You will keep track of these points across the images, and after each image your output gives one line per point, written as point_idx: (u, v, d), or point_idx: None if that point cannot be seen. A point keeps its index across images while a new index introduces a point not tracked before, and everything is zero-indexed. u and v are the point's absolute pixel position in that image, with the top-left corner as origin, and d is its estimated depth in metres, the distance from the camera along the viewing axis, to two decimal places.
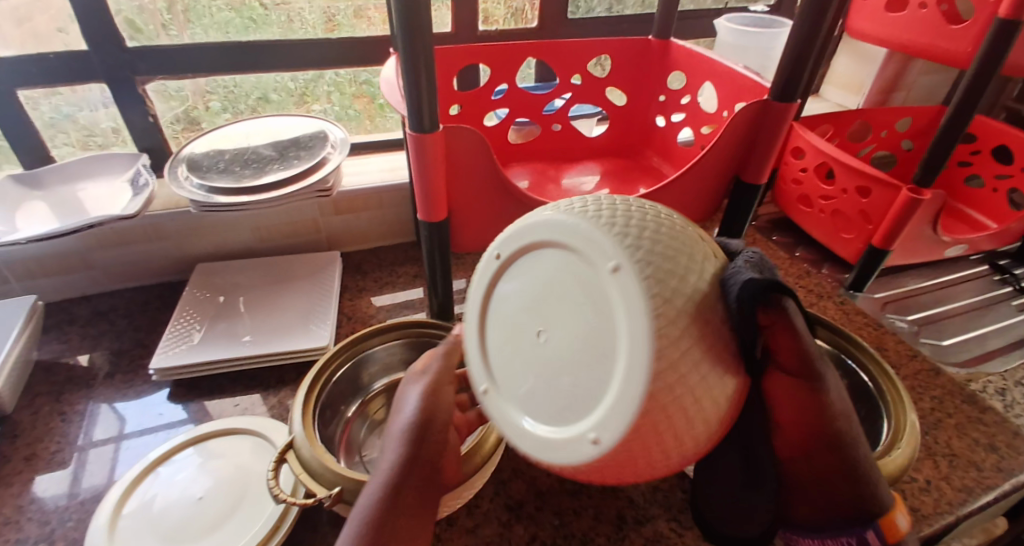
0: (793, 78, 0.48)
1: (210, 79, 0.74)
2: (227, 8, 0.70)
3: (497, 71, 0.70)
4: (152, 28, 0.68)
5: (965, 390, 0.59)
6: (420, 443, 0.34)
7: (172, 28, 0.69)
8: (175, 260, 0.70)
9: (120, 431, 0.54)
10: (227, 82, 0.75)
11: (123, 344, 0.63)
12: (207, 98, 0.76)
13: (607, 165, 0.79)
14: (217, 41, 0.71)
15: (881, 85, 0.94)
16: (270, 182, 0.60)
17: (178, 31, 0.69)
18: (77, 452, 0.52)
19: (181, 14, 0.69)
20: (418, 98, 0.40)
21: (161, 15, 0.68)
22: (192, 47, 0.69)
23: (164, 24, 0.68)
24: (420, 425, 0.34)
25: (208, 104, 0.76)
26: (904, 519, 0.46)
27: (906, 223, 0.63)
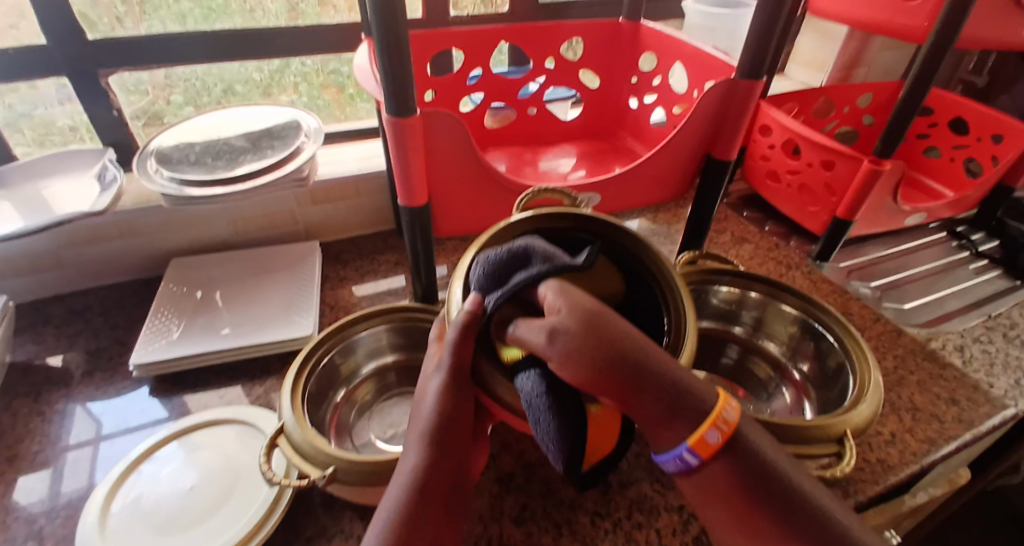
0: (760, 56, 0.49)
1: (167, 72, 0.72)
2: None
3: (471, 56, 0.70)
4: (107, 22, 0.66)
5: (926, 349, 0.63)
6: (445, 447, 0.30)
7: (127, 21, 0.67)
8: (148, 257, 0.69)
9: (97, 434, 0.53)
10: (188, 75, 0.74)
11: (101, 342, 0.62)
12: (167, 91, 0.74)
13: (582, 147, 0.80)
14: (179, 32, 0.69)
15: (843, 62, 0.97)
16: (243, 173, 0.59)
17: (133, 24, 0.67)
18: (54, 455, 0.51)
19: (136, 6, 0.67)
20: (395, 84, 0.41)
21: (115, 9, 0.66)
22: (151, 38, 0.67)
23: (119, 17, 0.66)
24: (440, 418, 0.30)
25: (169, 98, 0.75)
26: (872, 470, 0.49)
27: (868, 195, 0.66)
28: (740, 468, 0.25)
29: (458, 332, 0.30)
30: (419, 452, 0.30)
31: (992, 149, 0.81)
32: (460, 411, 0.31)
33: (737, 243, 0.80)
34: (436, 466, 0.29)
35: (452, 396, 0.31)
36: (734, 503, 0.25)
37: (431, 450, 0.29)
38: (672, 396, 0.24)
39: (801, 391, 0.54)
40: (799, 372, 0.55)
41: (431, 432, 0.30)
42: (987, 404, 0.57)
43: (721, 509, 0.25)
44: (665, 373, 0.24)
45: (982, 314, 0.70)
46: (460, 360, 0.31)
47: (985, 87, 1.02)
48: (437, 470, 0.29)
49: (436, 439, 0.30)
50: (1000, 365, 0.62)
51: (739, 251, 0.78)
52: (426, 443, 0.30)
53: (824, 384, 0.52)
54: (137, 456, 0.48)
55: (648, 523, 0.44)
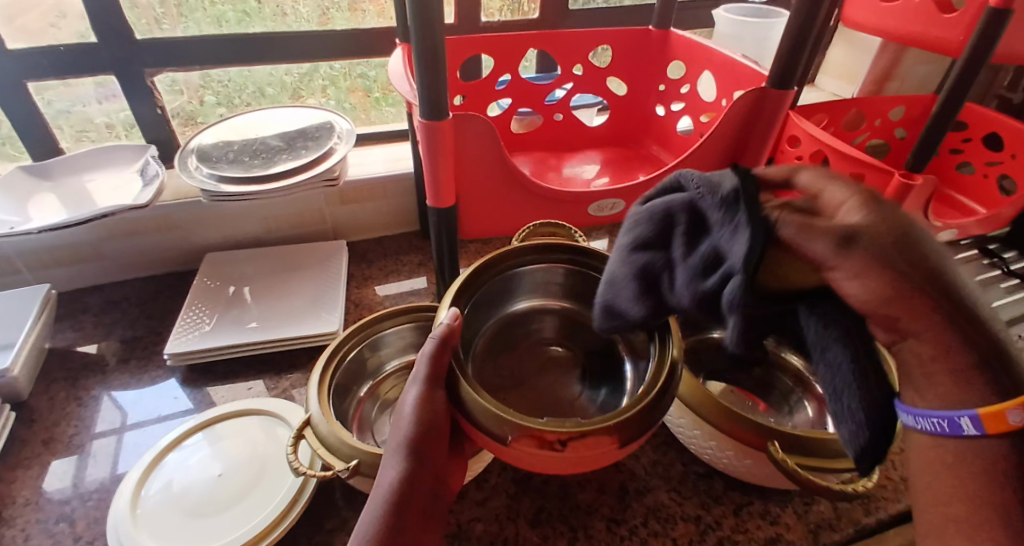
0: (790, 67, 0.49)
1: (203, 74, 0.75)
2: (222, 1, 0.71)
3: (500, 62, 0.71)
4: (144, 23, 0.68)
5: None
6: (418, 456, 0.34)
7: (164, 22, 0.69)
8: (183, 251, 0.71)
9: (123, 424, 0.55)
10: (227, 77, 0.77)
11: (135, 332, 0.64)
12: (200, 93, 0.77)
13: (607, 154, 0.80)
14: (211, 35, 0.71)
15: (874, 74, 0.96)
16: (277, 172, 0.61)
17: (170, 25, 0.70)
18: (82, 442, 0.53)
19: (173, 8, 0.69)
20: (429, 88, 0.42)
21: (153, 10, 0.68)
22: (183, 39, 0.70)
23: (157, 18, 0.69)
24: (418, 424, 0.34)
25: (202, 99, 0.77)
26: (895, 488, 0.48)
27: (898, 209, 0.65)
28: (1018, 456, 0.24)
29: (434, 346, 0.35)
30: (397, 461, 0.33)
31: None
32: (437, 420, 0.34)
33: None
34: (412, 475, 0.33)
35: (429, 406, 0.34)
36: (980, 486, 0.25)
37: (407, 460, 0.33)
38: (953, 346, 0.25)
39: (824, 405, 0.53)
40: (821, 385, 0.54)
41: (410, 440, 0.34)
42: None
43: (948, 483, 0.26)
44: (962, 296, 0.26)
45: (1014, 336, 0.69)
46: (434, 371, 0.35)
47: (1022, 102, 0.99)
48: (411, 477, 0.33)
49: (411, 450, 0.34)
50: None
51: None
52: (404, 452, 0.33)
53: None
54: (167, 443, 0.50)
55: (664, 531, 0.44)
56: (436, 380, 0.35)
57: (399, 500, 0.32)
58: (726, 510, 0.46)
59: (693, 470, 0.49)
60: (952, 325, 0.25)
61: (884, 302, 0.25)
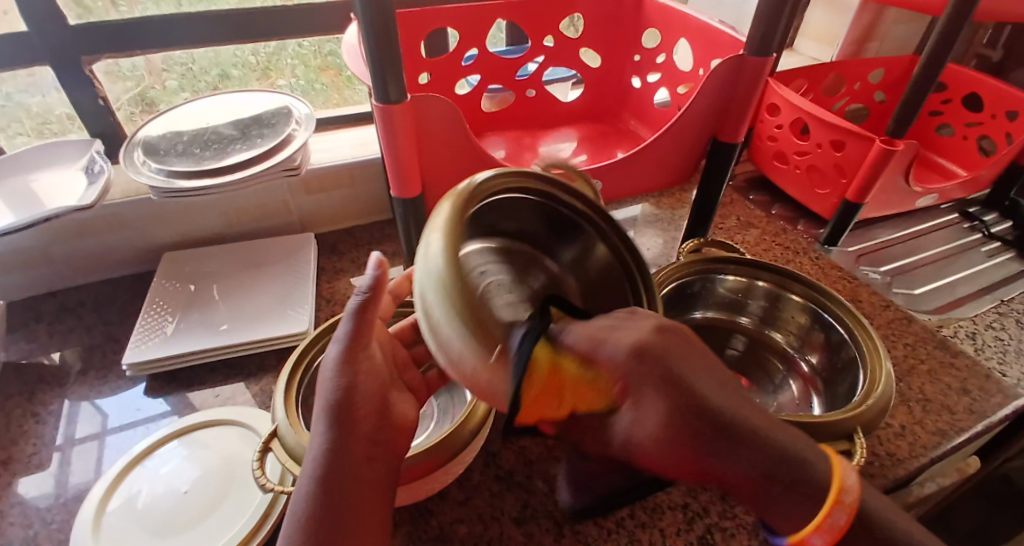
0: (769, 33, 0.47)
1: (165, 56, 0.71)
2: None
3: (465, 36, 0.67)
4: (100, 5, 0.64)
5: (937, 336, 0.61)
6: (342, 428, 0.32)
7: (122, 3, 0.65)
8: (140, 250, 0.67)
9: (104, 427, 0.52)
10: (184, 60, 0.72)
11: (94, 339, 0.61)
12: (163, 76, 0.72)
13: (583, 130, 0.77)
14: (169, 12, 0.67)
15: (855, 36, 0.93)
16: (232, 164, 0.57)
17: (127, 7, 0.66)
18: (60, 453, 0.51)
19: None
20: (383, 67, 0.39)
21: None
22: (143, 20, 0.65)
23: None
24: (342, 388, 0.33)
25: (164, 83, 0.73)
26: (881, 464, 0.48)
27: (878, 177, 0.63)
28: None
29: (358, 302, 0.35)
30: (323, 432, 0.32)
31: (1007, 126, 0.78)
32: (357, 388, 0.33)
33: (743, 228, 0.77)
34: (346, 441, 0.31)
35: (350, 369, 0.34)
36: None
37: (333, 426, 0.32)
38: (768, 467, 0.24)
39: (809, 384, 0.52)
40: (806, 363, 0.53)
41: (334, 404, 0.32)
42: (1000, 393, 0.55)
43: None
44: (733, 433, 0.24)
45: (995, 300, 0.69)
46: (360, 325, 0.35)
47: (1001, 61, 0.98)
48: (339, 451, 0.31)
49: (333, 412, 0.32)
50: (1012, 353, 0.60)
51: (745, 236, 0.76)
52: (327, 420, 0.32)
53: (833, 376, 0.50)
54: (134, 455, 0.47)
55: (651, 521, 0.44)
56: (364, 330, 0.35)
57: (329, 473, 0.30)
58: (712, 495, 0.45)
59: None
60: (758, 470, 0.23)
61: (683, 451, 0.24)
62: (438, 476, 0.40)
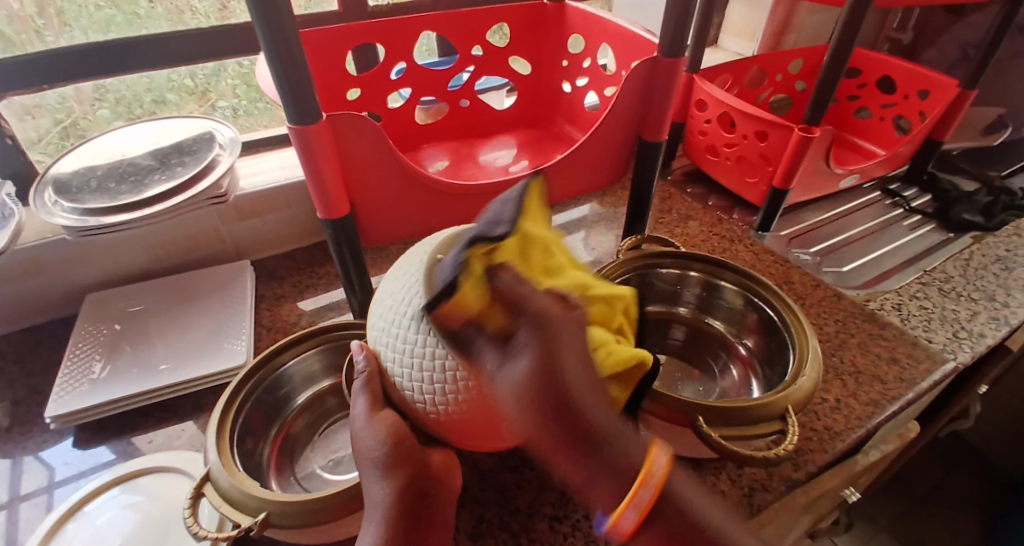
0: (677, 33, 0.48)
1: (97, 84, 0.67)
2: (105, 4, 0.63)
3: (392, 50, 0.66)
4: (24, 37, 0.60)
5: (866, 310, 0.65)
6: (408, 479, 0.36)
7: (47, 33, 0.61)
8: (62, 293, 0.63)
9: (51, 480, 0.49)
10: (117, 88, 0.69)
11: (17, 393, 0.57)
12: (95, 106, 0.69)
13: (520, 136, 0.78)
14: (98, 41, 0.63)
15: (773, 29, 0.97)
16: (152, 196, 0.54)
17: (55, 38, 0.61)
18: (7, 511, 0.47)
19: (54, 17, 0.61)
20: (292, 89, 0.38)
21: (34, 21, 0.60)
22: (63, 51, 0.60)
23: (38, 30, 0.60)
24: (383, 446, 0.35)
25: (96, 112, 0.70)
26: (821, 439, 0.50)
27: (800, 165, 0.66)
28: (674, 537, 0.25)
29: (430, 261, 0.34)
30: (382, 477, 0.35)
31: (920, 106, 0.84)
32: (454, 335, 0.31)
33: (682, 221, 0.79)
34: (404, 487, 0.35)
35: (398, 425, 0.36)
36: None
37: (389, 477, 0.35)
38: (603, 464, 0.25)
39: (748, 367, 0.54)
40: (744, 347, 0.55)
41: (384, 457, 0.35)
42: (927, 360, 0.58)
43: None
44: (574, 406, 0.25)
45: (918, 270, 0.73)
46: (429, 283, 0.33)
47: (910, 44, 1.04)
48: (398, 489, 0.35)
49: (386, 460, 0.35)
50: (937, 321, 0.64)
51: (683, 229, 0.78)
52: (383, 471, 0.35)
53: (768, 357, 0.52)
54: (61, 512, 0.44)
55: None
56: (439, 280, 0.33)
57: (402, 511, 0.35)
58: None
59: None
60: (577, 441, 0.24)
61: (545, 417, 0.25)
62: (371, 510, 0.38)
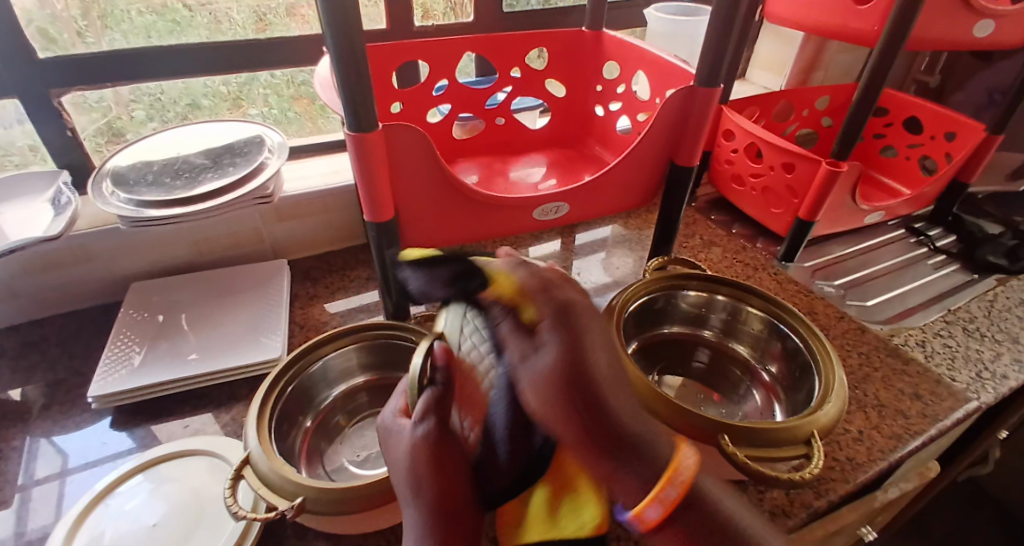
0: (715, 64, 0.50)
1: (133, 87, 0.71)
2: (148, 11, 0.67)
3: (436, 68, 0.69)
4: (67, 37, 0.64)
5: (890, 345, 0.65)
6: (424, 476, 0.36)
7: (88, 35, 0.65)
8: (107, 281, 0.66)
9: (77, 462, 0.51)
10: (152, 90, 0.72)
11: (59, 374, 0.59)
12: (130, 107, 0.72)
13: (551, 156, 0.80)
14: (139, 46, 0.67)
15: (801, 65, 1.00)
16: (204, 192, 0.57)
17: (95, 39, 0.66)
18: (39, 487, 0.49)
19: (98, 19, 0.65)
20: (354, 99, 0.40)
21: (76, 22, 0.64)
22: (111, 53, 0.65)
23: (80, 32, 0.65)
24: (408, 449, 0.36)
25: (132, 114, 0.73)
26: (842, 469, 0.50)
27: (826, 198, 0.68)
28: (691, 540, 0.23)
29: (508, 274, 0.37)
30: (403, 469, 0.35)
31: (946, 147, 0.84)
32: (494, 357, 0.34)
33: (706, 247, 0.81)
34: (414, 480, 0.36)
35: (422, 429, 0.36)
36: None
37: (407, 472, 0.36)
38: (617, 438, 0.26)
39: (771, 392, 0.54)
40: (767, 373, 0.56)
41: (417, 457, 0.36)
42: (950, 397, 0.58)
43: None
44: (600, 390, 0.27)
45: (942, 309, 0.73)
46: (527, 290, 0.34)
47: (936, 87, 1.06)
48: None
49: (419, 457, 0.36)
50: (960, 359, 0.64)
51: (707, 255, 0.79)
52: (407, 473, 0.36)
53: (793, 384, 0.52)
54: (84, 506, 0.45)
55: None
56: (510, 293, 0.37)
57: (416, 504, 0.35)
58: None
59: None
60: (584, 403, 0.27)
61: (572, 376, 0.27)
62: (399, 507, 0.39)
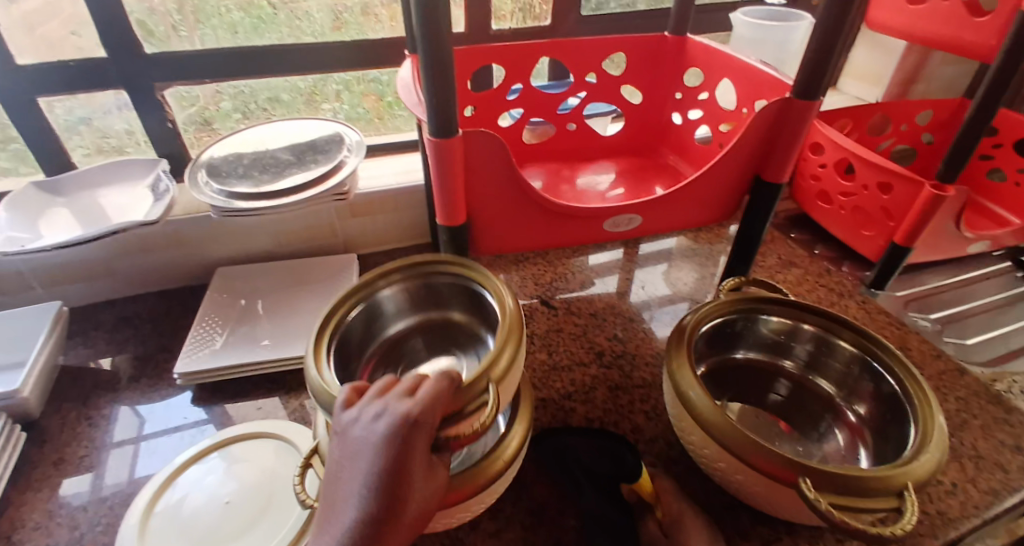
0: (815, 76, 0.47)
1: (217, 84, 0.74)
2: (236, 9, 0.70)
3: (511, 72, 0.69)
4: (163, 30, 0.68)
5: (991, 390, 0.58)
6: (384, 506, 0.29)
7: (182, 29, 0.69)
8: (193, 265, 0.71)
9: (160, 432, 0.55)
10: (238, 84, 0.75)
11: (148, 348, 0.64)
12: (217, 98, 0.75)
13: (622, 164, 0.78)
14: (225, 43, 0.71)
15: (900, 76, 0.92)
16: (289, 186, 0.60)
17: (187, 33, 0.69)
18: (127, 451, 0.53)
19: (191, 14, 0.68)
20: (438, 104, 0.41)
21: (171, 17, 0.68)
22: (202, 51, 0.69)
23: (174, 25, 0.68)
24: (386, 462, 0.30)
25: (219, 105, 0.76)
26: (931, 522, 0.46)
27: (928, 222, 0.62)
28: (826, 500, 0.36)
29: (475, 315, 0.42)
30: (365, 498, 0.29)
31: None
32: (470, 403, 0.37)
33: (784, 267, 0.76)
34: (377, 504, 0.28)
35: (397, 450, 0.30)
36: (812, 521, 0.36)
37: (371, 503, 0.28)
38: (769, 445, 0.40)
39: (856, 434, 0.50)
40: (854, 413, 0.51)
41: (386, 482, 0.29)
42: None
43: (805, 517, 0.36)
44: None
45: None
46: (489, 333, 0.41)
47: None
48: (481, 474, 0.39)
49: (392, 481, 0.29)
50: None
51: (786, 275, 0.74)
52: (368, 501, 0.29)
53: (883, 427, 0.48)
54: (163, 480, 0.48)
55: None
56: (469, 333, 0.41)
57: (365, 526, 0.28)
58: (753, 545, 0.44)
59: (717, 500, 0.47)
60: None
61: None
62: (453, 514, 0.38)
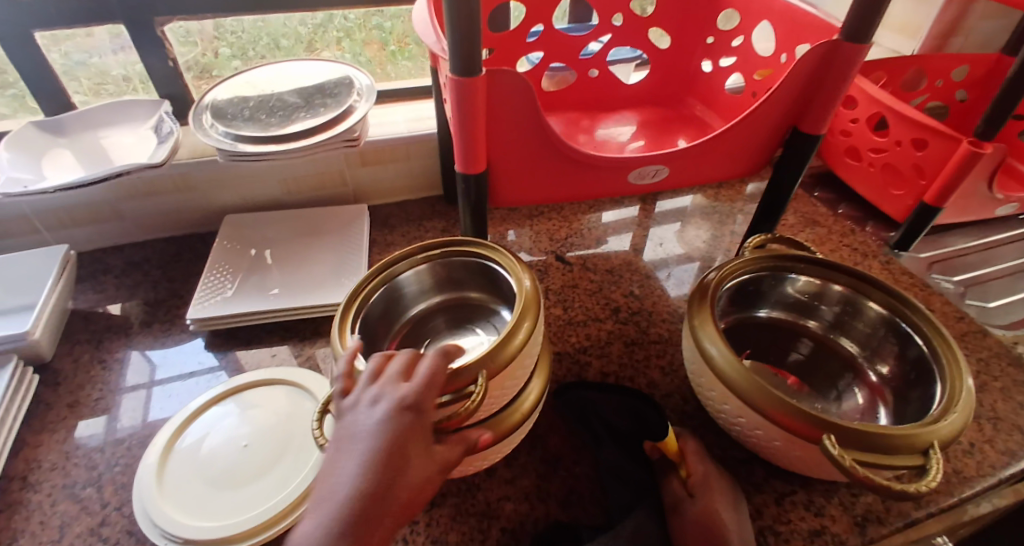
0: (867, 16, 0.43)
1: (217, 23, 0.71)
2: None
3: (531, 12, 0.65)
4: None
5: (1013, 353, 0.58)
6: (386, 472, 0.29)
7: None
8: (200, 211, 0.69)
9: (174, 377, 0.54)
10: (237, 26, 0.72)
11: (158, 294, 0.63)
12: (216, 45, 0.73)
13: (645, 115, 0.75)
14: None
15: (939, 29, 0.87)
16: (299, 130, 0.57)
17: None
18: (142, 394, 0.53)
19: None
20: (463, 37, 0.38)
21: None
22: None
23: None
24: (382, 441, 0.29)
25: (218, 51, 0.73)
26: (947, 480, 0.46)
27: (963, 180, 0.60)
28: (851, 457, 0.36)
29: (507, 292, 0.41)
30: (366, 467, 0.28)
31: None
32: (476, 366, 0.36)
33: (806, 225, 0.74)
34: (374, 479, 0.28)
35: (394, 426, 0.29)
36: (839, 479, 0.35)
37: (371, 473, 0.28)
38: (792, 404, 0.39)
39: (877, 393, 0.50)
40: (876, 373, 0.51)
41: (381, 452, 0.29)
42: None
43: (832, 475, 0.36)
44: None
45: None
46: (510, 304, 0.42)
47: None
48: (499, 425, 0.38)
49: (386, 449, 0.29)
50: None
51: (808, 235, 0.73)
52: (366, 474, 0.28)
53: (906, 387, 0.48)
54: (178, 423, 0.48)
55: None
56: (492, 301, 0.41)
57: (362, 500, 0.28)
58: (768, 498, 0.44)
59: (733, 455, 0.48)
60: None
61: None
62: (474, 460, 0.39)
